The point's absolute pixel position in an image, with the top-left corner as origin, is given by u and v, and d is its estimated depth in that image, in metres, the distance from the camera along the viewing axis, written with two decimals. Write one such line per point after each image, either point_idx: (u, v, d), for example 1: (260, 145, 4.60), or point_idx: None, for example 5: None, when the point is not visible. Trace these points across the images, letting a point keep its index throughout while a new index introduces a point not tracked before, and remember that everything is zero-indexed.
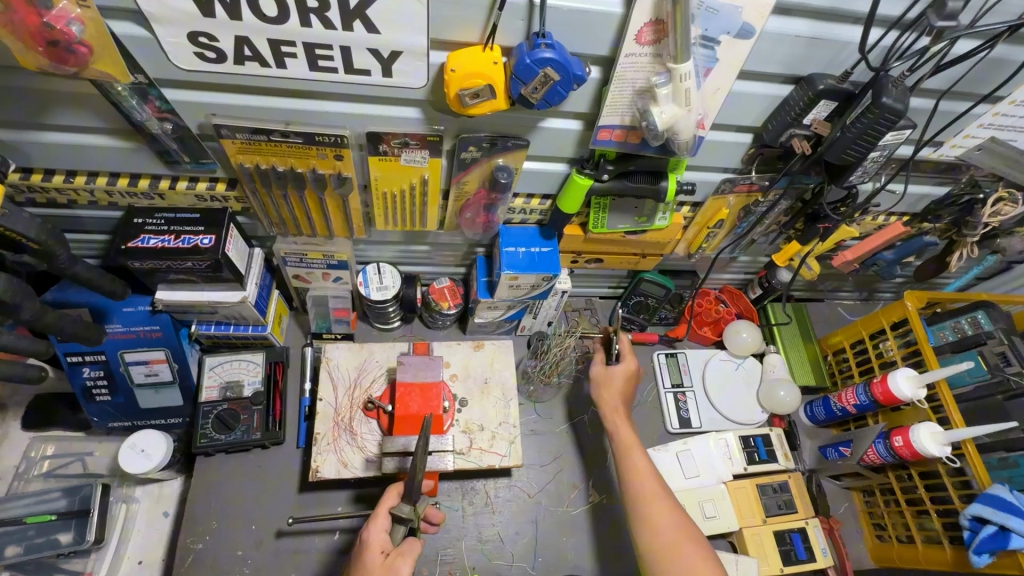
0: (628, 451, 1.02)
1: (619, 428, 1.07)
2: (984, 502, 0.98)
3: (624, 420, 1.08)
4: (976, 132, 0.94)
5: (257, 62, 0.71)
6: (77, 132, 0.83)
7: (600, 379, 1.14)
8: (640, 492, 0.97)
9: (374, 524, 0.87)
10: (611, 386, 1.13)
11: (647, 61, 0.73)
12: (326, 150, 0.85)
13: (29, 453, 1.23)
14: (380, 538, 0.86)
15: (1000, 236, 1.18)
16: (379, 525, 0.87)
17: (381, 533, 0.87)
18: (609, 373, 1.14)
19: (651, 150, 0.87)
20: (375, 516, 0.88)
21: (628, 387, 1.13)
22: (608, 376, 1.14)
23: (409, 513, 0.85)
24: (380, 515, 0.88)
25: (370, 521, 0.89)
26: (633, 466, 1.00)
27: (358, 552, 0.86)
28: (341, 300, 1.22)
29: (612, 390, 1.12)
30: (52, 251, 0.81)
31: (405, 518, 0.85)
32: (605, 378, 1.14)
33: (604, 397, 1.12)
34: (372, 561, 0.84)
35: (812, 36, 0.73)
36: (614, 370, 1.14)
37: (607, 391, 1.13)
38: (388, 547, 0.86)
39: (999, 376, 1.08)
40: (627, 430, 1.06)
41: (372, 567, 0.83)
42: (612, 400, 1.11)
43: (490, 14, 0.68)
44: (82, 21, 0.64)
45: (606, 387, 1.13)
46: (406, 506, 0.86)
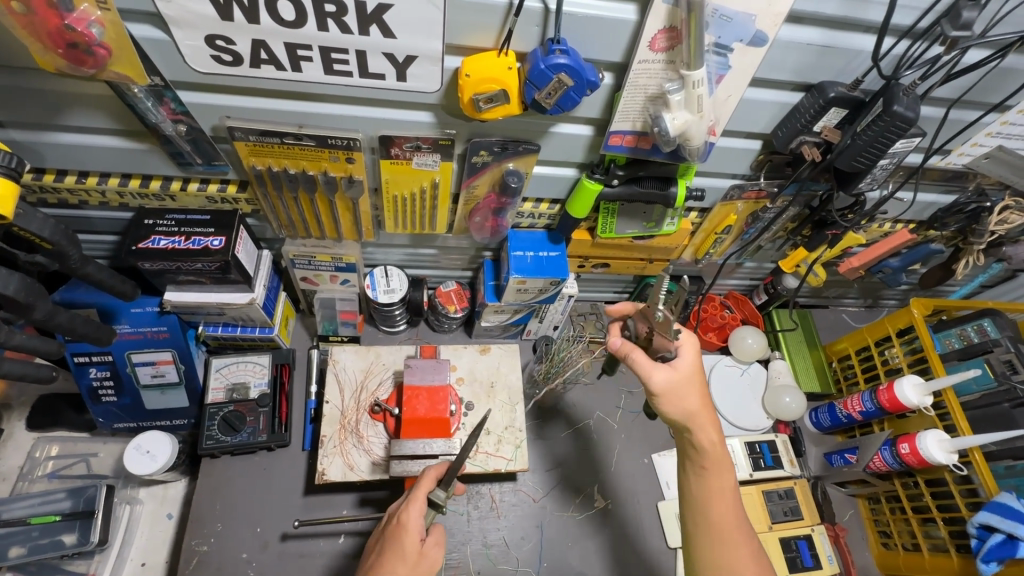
0: (722, 492, 0.83)
1: (711, 462, 0.82)
2: (991, 510, 0.98)
3: (716, 441, 0.82)
4: (984, 141, 0.95)
5: (273, 65, 0.72)
6: (90, 134, 0.83)
7: (677, 385, 0.82)
8: (722, 544, 0.81)
9: (413, 507, 0.83)
10: (690, 389, 0.83)
11: (660, 68, 0.74)
12: (338, 153, 0.85)
13: (34, 454, 1.23)
14: (418, 523, 0.82)
15: (1006, 244, 1.18)
16: (418, 509, 0.82)
17: (418, 516, 0.82)
18: (688, 371, 0.83)
19: (661, 156, 0.87)
20: (412, 497, 0.83)
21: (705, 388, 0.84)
22: (686, 379, 0.82)
23: (443, 499, 0.83)
24: (418, 497, 0.83)
25: (406, 501, 0.83)
26: (722, 517, 0.82)
27: (393, 533, 0.82)
28: (349, 303, 1.22)
29: (693, 398, 0.82)
30: (65, 251, 0.81)
31: (439, 504, 0.83)
32: (678, 385, 0.82)
33: (685, 409, 0.82)
34: (410, 546, 0.80)
35: (824, 45, 0.73)
36: (689, 366, 0.83)
37: (689, 396, 0.82)
38: (423, 532, 0.83)
39: (1006, 384, 1.08)
40: (725, 465, 0.83)
41: (408, 552, 0.80)
42: (692, 406, 0.82)
43: (506, 19, 0.68)
44: (102, 23, 0.64)
45: (683, 392, 0.83)
46: (441, 491, 0.84)
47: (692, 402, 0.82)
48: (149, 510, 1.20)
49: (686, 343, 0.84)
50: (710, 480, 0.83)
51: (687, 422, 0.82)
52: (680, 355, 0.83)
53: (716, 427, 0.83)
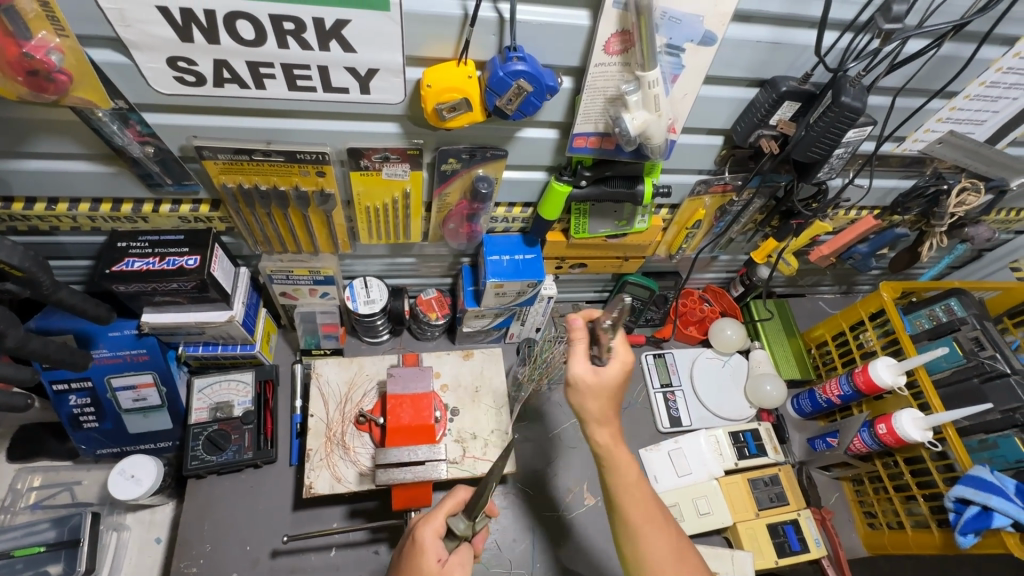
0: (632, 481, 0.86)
1: (613, 455, 0.85)
2: (967, 483, 1.01)
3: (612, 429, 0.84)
4: (935, 126, 0.99)
5: (236, 84, 0.72)
6: (57, 160, 0.83)
7: (592, 388, 0.82)
8: (641, 532, 0.84)
9: (431, 525, 0.81)
10: (603, 396, 0.83)
11: (617, 70, 0.76)
12: (308, 167, 0.86)
13: (15, 486, 1.22)
14: (437, 545, 0.80)
15: (968, 225, 1.22)
16: (434, 529, 0.81)
17: (435, 538, 0.80)
18: (608, 379, 0.82)
19: (625, 156, 0.89)
20: (430, 517, 0.82)
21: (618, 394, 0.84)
22: (603, 387, 0.82)
23: (464, 529, 0.81)
24: (437, 518, 0.82)
25: (424, 520, 0.83)
26: (636, 509, 0.85)
27: (410, 554, 0.80)
28: (329, 315, 1.22)
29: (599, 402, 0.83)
30: (37, 278, 0.81)
31: (459, 533, 0.81)
32: (594, 388, 0.82)
33: (588, 407, 0.83)
34: (428, 569, 0.78)
35: (772, 41, 0.76)
36: (612, 377, 0.82)
37: (595, 400, 0.83)
38: (442, 552, 0.80)
39: (974, 360, 1.11)
40: (625, 456, 0.86)
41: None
42: (595, 406, 0.83)
43: (462, 30, 0.70)
44: (62, 50, 0.65)
45: (596, 396, 0.82)
46: (462, 520, 0.81)
47: (595, 405, 0.83)
48: (137, 536, 1.19)
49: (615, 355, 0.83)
50: (620, 470, 0.85)
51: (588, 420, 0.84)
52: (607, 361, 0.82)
53: (611, 428, 0.85)
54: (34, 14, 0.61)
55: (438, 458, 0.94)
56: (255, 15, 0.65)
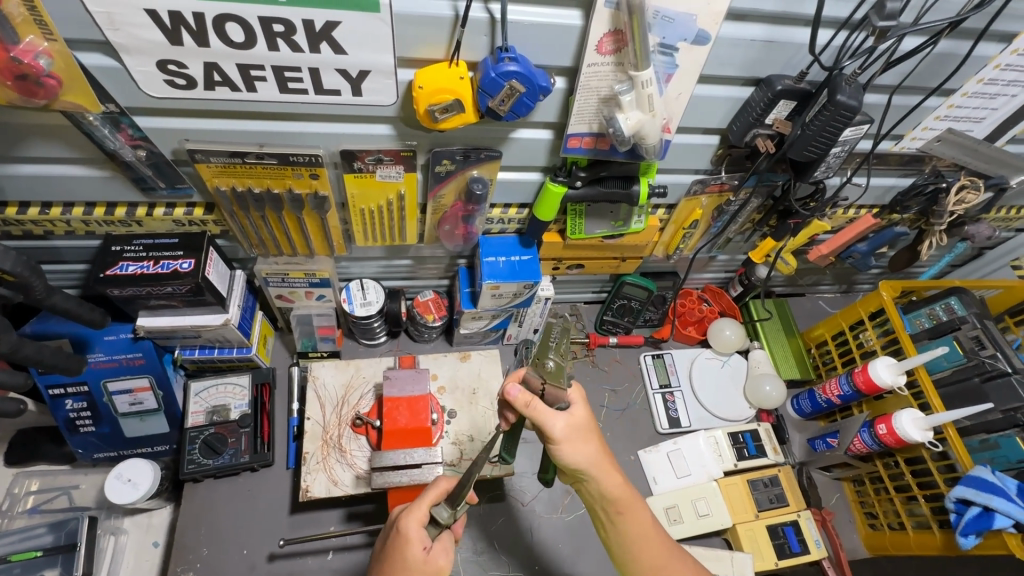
0: (643, 524, 0.83)
1: (623, 504, 0.82)
2: (967, 484, 1.00)
3: (614, 469, 0.82)
4: (933, 124, 0.98)
5: (227, 87, 0.72)
6: (49, 164, 0.83)
7: (576, 433, 0.79)
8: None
9: (414, 515, 0.79)
10: (589, 437, 0.80)
11: (610, 70, 0.75)
12: (301, 170, 0.86)
13: (13, 490, 1.22)
14: (420, 534, 0.79)
15: (968, 223, 1.21)
16: (417, 519, 0.79)
17: (419, 527, 0.79)
18: (584, 418, 0.81)
19: (621, 156, 0.89)
20: (413, 507, 0.80)
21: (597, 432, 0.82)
22: (583, 429, 0.80)
23: (449, 518, 0.79)
24: (420, 508, 0.81)
25: (408, 509, 0.81)
26: (652, 557, 0.82)
27: (394, 544, 0.79)
28: (326, 318, 1.22)
29: (592, 446, 0.80)
30: (29, 282, 0.81)
31: (442, 523, 0.79)
32: (577, 433, 0.79)
33: (588, 457, 0.79)
34: (414, 557, 0.77)
35: (767, 40, 0.75)
36: (583, 416, 0.81)
37: (586, 443, 0.80)
38: (426, 540, 0.79)
39: (975, 359, 1.10)
40: (635, 499, 0.83)
41: (411, 564, 0.77)
42: (589, 449, 0.80)
43: (453, 31, 0.70)
44: (50, 54, 0.64)
45: (582, 441, 0.79)
46: (446, 509, 0.80)
47: (590, 448, 0.80)
48: (134, 539, 1.19)
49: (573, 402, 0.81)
50: (629, 516, 0.82)
51: (590, 467, 0.80)
52: (573, 405, 0.80)
53: (616, 471, 0.82)
54: (22, 18, 0.61)
55: (434, 461, 0.94)
56: (245, 17, 0.64)
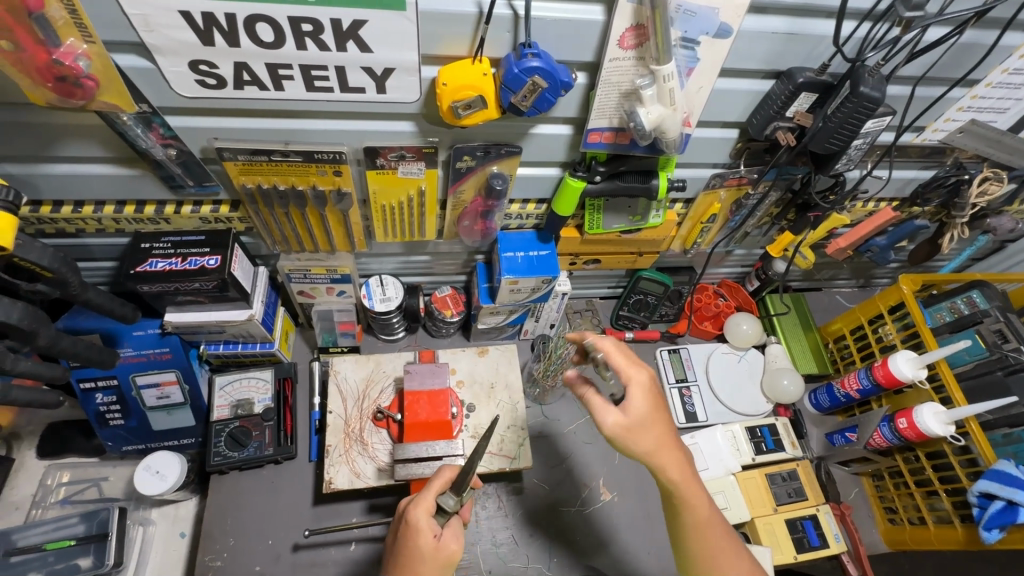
0: (699, 517, 0.82)
1: (686, 493, 0.81)
2: (991, 478, 0.99)
3: (674, 463, 0.80)
4: (956, 115, 0.98)
5: (256, 85, 0.74)
6: (83, 163, 0.85)
7: (633, 428, 0.78)
8: (716, 564, 0.84)
9: (421, 506, 0.81)
10: (649, 432, 0.79)
11: (631, 64, 0.76)
12: (325, 167, 0.88)
13: (45, 481, 1.25)
14: (430, 522, 0.80)
15: (990, 216, 1.20)
16: (425, 509, 0.81)
17: (427, 516, 0.80)
18: (642, 414, 0.78)
19: (640, 150, 0.90)
20: (419, 498, 0.82)
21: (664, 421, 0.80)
22: (642, 426, 0.78)
23: (454, 505, 0.81)
24: (426, 498, 0.82)
25: (413, 501, 0.82)
26: (709, 544, 0.83)
27: (404, 536, 0.80)
28: (346, 313, 1.23)
29: (652, 439, 0.79)
30: (66, 278, 0.83)
31: (449, 511, 0.81)
32: (635, 429, 0.78)
33: (653, 443, 0.79)
34: (426, 546, 0.78)
35: (789, 32, 0.76)
36: (641, 413, 0.78)
37: (649, 435, 0.79)
38: (435, 527, 0.81)
39: (997, 353, 1.10)
40: (694, 492, 0.82)
41: (424, 553, 0.78)
42: (648, 442, 0.79)
43: (477, 28, 0.71)
44: (89, 56, 0.66)
45: (642, 435, 0.79)
46: (451, 497, 0.82)
47: (652, 441, 0.79)
48: (162, 530, 1.22)
49: (633, 384, 0.79)
50: (689, 509, 0.82)
51: (652, 454, 0.79)
52: (630, 397, 0.78)
53: (677, 463, 0.80)
54: (62, 21, 0.63)
55: (455, 454, 0.95)
56: (275, 17, 0.66)
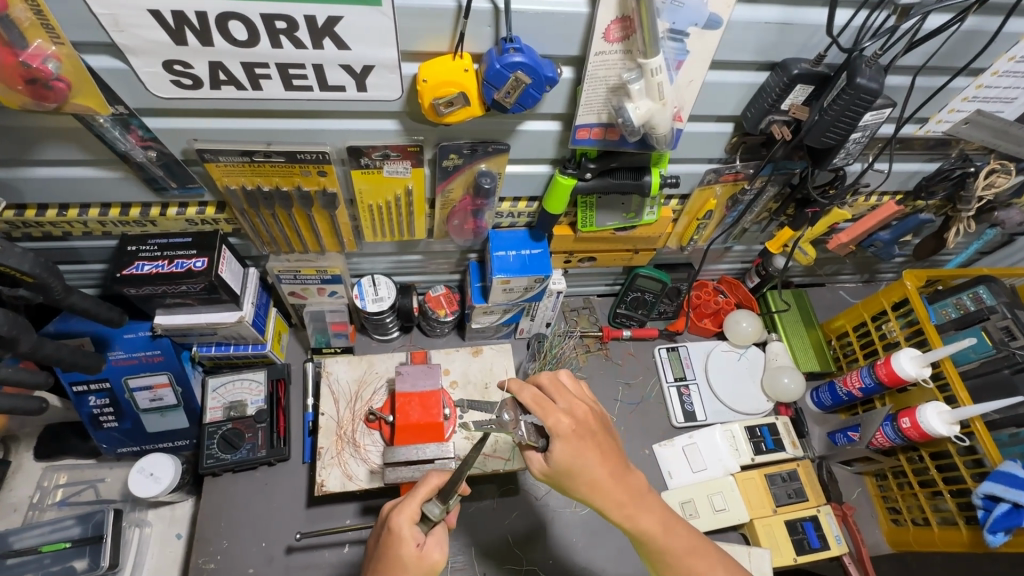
0: (659, 540, 0.81)
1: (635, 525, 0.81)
2: (996, 480, 0.97)
3: (610, 493, 0.79)
4: (961, 106, 0.95)
5: (233, 85, 0.72)
6: (64, 167, 0.84)
7: (562, 472, 0.79)
8: None
9: (404, 513, 0.80)
10: (578, 472, 0.78)
11: (618, 58, 0.74)
12: (309, 167, 0.86)
13: (42, 483, 1.26)
14: (413, 530, 0.79)
15: (998, 209, 1.16)
16: (408, 517, 0.79)
17: (410, 523, 0.79)
18: (566, 458, 0.78)
19: (631, 146, 0.87)
20: (403, 505, 0.80)
21: (594, 455, 0.79)
22: (568, 468, 0.78)
23: (439, 513, 0.79)
24: (410, 505, 0.81)
25: (397, 508, 0.81)
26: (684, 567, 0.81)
27: (387, 542, 0.79)
28: (339, 314, 1.22)
29: (584, 477, 0.78)
30: (48, 283, 0.82)
31: (433, 518, 0.79)
32: (564, 471, 0.79)
33: (586, 486, 0.79)
34: (407, 555, 0.77)
35: (783, 22, 0.73)
36: (565, 457, 0.78)
37: (581, 475, 0.79)
38: (418, 536, 0.79)
39: (1004, 351, 1.06)
40: (642, 518, 0.81)
41: (405, 561, 0.77)
42: (581, 481, 0.79)
43: (456, 23, 0.69)
44: (58, 58, 0.65)
45: (573, 476, 0.79)
46: (436, 505, 0.80)
47: (584, 478, 0.79)
48: (158, 531, 1.22)
49: (554, 434, 0.78)
50: (648, 536, 0.81)
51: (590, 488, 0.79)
52: (551, 448, 0.78)
53: (614, 495, 0.80)
54: (29, 22, 0.62)
55: (446, 456, 0.94)
56: (248, 15, 0.64)
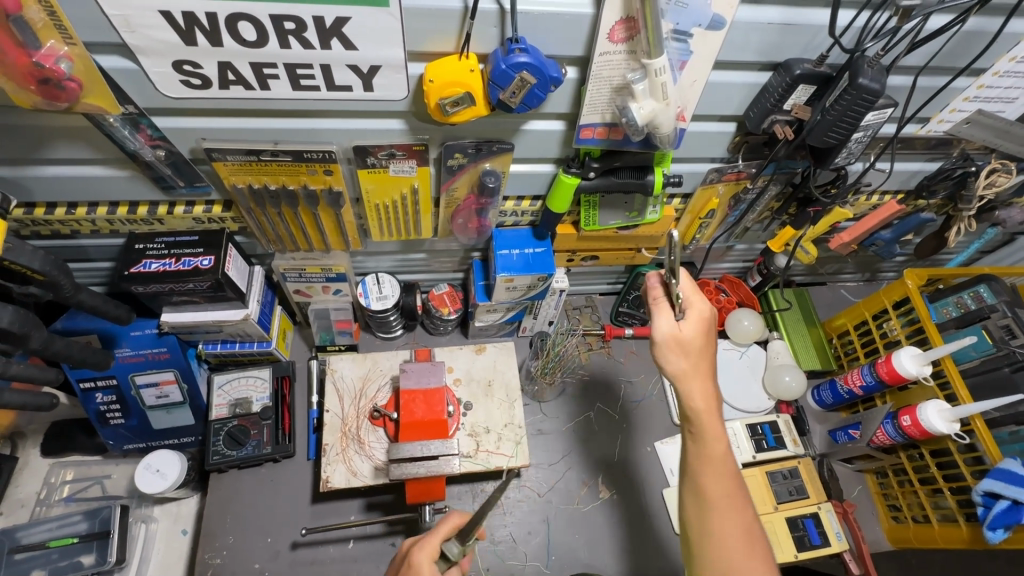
0: (714, 447, 0.79)
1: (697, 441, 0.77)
2: (995, 477, 0.97)
3: (701, 381, 0.80)
4: (962, 106, 0.95)
5: (242, 85, 0.73)
6: (72, 165, 0.85)
7: (679, 341, 0.79)
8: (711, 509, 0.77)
9: (425, 548, 0.80)
10: (685, 345, 0.79)
11: (623, 59, 0.75)
12: (315, 166, 0.87)
13: (49, 480, 1.27)
14: (432, 568, 0.78)
15: (998, 208, 1.17)
16: (428, 552, 0.79)
17: (430, 561, 0.79)
18: (692, 335, 0.79)
19: (634, 146, 0.88)
20: (425, 540, 0.81)
21: (706, 344, 0.80)
22: (684, 339, 0.79)
23: (456, 553, 0.80)
24: (431, 541, 0.81)
25: (418, 543, 0.81)
26: (715, 485, 0.78)
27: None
28: (343, 312, 1.23)
29: (690, 354, 0.79)
30: (58, 281, 0.83)
31: (452, 558, 0.80)
32: (676, 339, 0.79)
33: (685, 360, 0.79)
34: None
35: (784, 23, 0.73)
36: (695, 335, 0.79)
37: (689, 351, 0.80)
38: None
39: (1004, 349, 1.07)
40: (713, 419, 0.79)
41: None
42: (680, 359, 0.80)
43: (463, 23, 0.69)
44: (70, 58, 0.66)
45: (675, 348, 0.79)
46: (455, 545, 0.80)
47: (685, 360, 0.80)
48: (164, 527, 1.23)
49: (668, 324, 0.79)
50: (710, 444, 0.79)
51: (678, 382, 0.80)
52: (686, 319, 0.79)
53: (706, 386, 0.80)
54: (42, 23, 0.63)
55: (450, 453, 0.94)
56: (256, 16, 0.65)
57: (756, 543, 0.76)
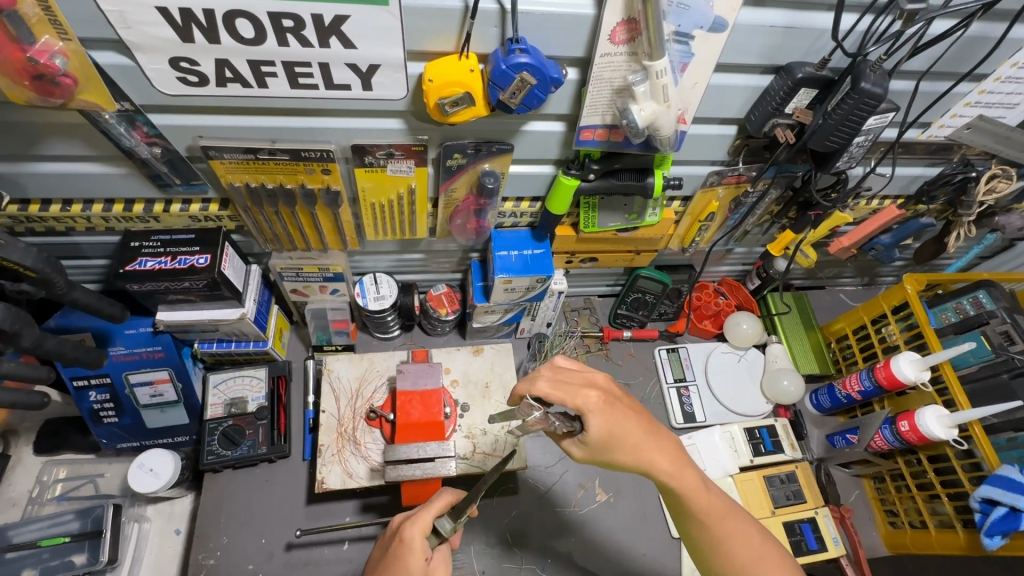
0: (698, 495, 0.75)
1: (682, 487, 0.75)
2: (993, 483, 0.97)
3: (655, 449, 0.73)
4: (963, 111, 0.95)
5: (239, 83, 0.72)
6: (66, 162, 0.84)
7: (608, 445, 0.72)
8: (726, 547, 0.77)
9: (416, 526, 0.79)
10: (616, 434, 0.72)
11: (624, 60, 0.74)
12: (313, 166, 0.86)
13: (42, 478, 1.26)
14: (424, 543, 0.79)
15: (999, 213, 1.17)
16: (420, 529, 0.79)
17: (421, 536, 0.79)
18: (607, 428, 0.71)
19: (635, 147, 0.88)
20: (417, 516, 0.80)
21: (628, 418, 0.72)
22: (608, 440, 0.71)
23: (449, 530, 0.81)
24: (423, 517, 0.80)
25: (410, 518, 0.81)
26: (720, 528, 0.77)
27: (397, 553, 0.79)
28: (341, 312, 1.22)
29: (624, 444, 0.72)
30: (51, 278, 0.82)
31: (444, 534, 0.81)
32: (607, 442, 0.72)
33: (630, 450, 0.72)
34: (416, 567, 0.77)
35: (787, 25, 0.73)
36: (601, 432, 0.72)
37: (622, 442, 0.72)
38: (426, 551, 0.80)
39: (1003, 355, 1.07)
40: (686, 470, 0.75)
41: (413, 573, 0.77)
42: (623, 449, 0.72)
43: (463, 23, 0.69)
44: (66, 53, 0.65)
45: (611, 448, 0.72)
46: (448, 521, 0.81)
47: (630, 441, 0.72)
48: (157, 527, 1.22)
49: (585, 412, 0.71)
50: (691, 497, 0.75)
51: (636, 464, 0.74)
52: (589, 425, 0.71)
53: (660, 452, 0.74)
54: (36, 18, 0.62)
55: (446, 455, 0.93)
56: (254, 13, 0.64)
57: (772, 549, 0.78)
